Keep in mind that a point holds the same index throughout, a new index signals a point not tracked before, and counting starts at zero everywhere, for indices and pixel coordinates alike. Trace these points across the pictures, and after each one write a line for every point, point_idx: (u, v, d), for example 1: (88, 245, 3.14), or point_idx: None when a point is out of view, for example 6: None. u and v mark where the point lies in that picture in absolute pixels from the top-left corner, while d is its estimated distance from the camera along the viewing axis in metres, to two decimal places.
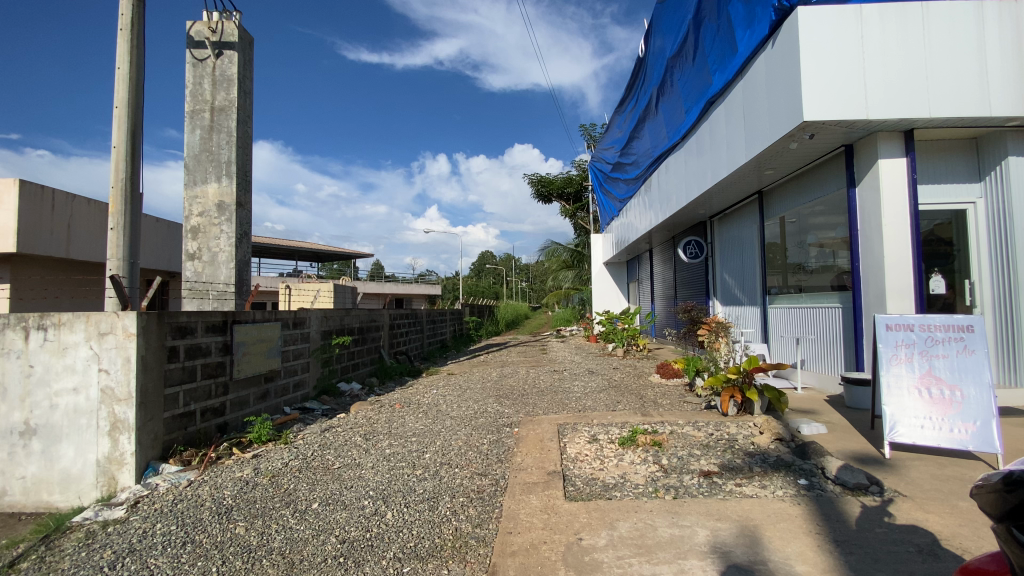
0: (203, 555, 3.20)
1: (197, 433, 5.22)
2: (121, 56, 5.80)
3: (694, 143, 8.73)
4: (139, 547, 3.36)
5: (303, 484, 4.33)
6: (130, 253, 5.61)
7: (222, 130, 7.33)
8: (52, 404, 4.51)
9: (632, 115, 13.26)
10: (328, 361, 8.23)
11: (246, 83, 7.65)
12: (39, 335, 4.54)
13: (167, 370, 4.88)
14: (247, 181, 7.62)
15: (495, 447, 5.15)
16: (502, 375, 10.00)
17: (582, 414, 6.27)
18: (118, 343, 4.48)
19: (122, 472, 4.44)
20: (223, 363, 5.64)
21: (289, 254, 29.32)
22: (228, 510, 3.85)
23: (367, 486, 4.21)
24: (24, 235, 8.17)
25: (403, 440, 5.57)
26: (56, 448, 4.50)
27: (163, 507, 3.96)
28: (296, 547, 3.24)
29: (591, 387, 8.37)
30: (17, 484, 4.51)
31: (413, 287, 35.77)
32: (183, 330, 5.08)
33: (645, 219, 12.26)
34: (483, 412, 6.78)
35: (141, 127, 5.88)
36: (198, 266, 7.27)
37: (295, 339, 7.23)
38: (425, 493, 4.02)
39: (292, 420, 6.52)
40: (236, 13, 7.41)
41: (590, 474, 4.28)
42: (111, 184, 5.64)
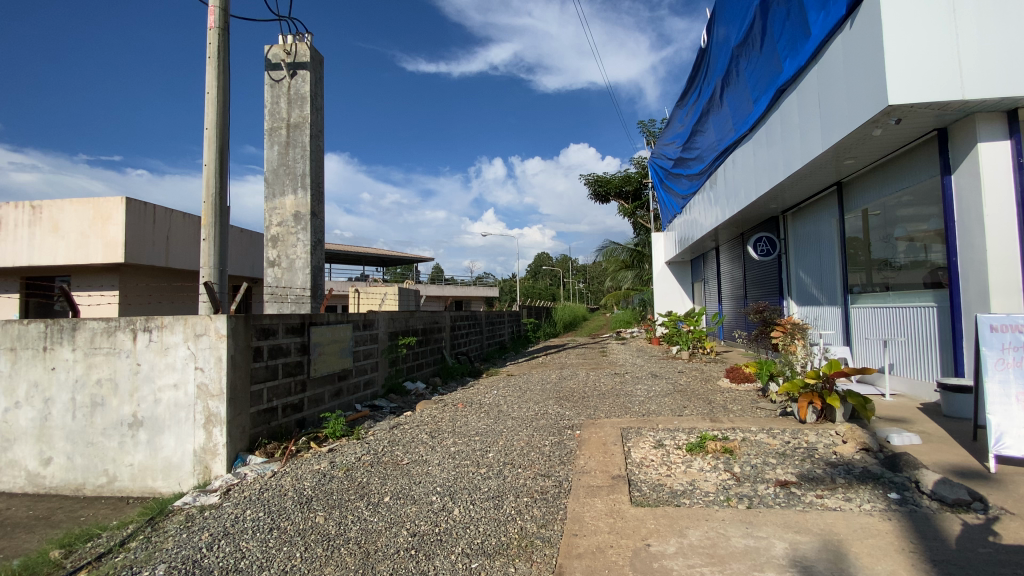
0: (288, 541, 3.44)
1: (279, 427, 5.61)
2: (210, 82, 6.37)
3: (764, 134, 8.27)
4: (232, 531, 3.66)
5: (374, 478, 4.53)
6: (220, 261, 6.12)
7: (297, 145, 7.84)
8: (156, 398, 5.02)
9: (695, 108, 12.80)
10: (395, 361, 8.58)
11: (318, 100, 8.14)
12: (145, 336, 5.07)
13: (253, 369, 5.29)
14: (320, 192, 8.10)
15: (557, 448, 5.16)
16: (562, 378, 9.96)
17: (647, 419, 6.11)
18: (211, 343, 4.91)
19: (215, 462, 4.85)
20: (301, 362, 6.03)
21: (356, 259, 30.83)
22: (309, 500, 4.11)
23: (434, 482, 4.34)
24: (130, 247, 9.13)
25: (467, 439, 5.69)
26: (159, 439, 5.00)
27: (251, 495, 4.30)
28: (371, 538, 3.40)
29: (655, 390, 8.14)
30: (126, 471, 5.05)
31: (472, 289, 36.46)
32: (267, 331, 5.49)
33: (711, 216, 11.75)
34: (543, 413, 6.79)
35: (227, 146, 6.41)
36: (278, 272, 7.83)
37: (365, 340, 7.59)
38: (490, 491, 4.09)
39: (363, 416, 6.84)
40: (308, 34, 7.93)
41: (657, 479, 4.17)
42: (204, 198, 6.18)
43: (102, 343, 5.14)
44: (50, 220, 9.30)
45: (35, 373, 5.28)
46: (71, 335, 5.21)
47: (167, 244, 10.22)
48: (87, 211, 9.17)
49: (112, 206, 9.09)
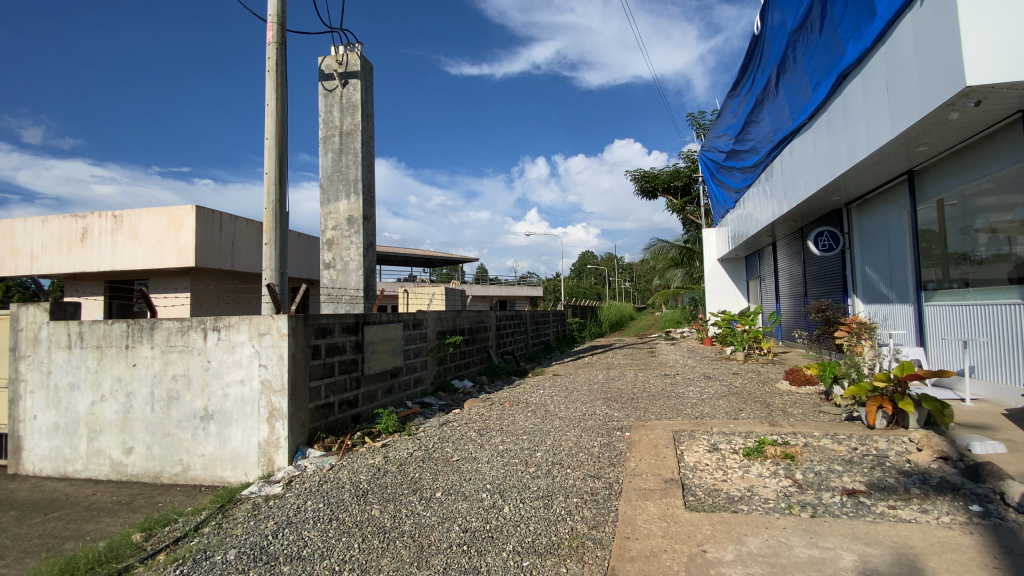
0: (347, 532, 3.58)
1: (336, 422, 5.86)
2: (269, 94, 6.72)
3: (824, 122, 7.83)
4: (295, 520, 3.85)
5: (426, 474, 4.65)
6: (281, 264, 6.44)
7: (349, 152, 8.14)
8: (224, 393, 5.35)
9: (748, 98, 12.29)
10: (443, 360, 8.75)
11: (368, 107, 8.43)
12: (214, 335, 5.42)
13: (312, 366, 5.55)
14: (371, 196, 8.38)
15: (606, 450, 5.10)
16: (610, 378, 9.80)
17: (700, 422, 5.92)
18: (274, 342, 5.19)
19: (278, 454, 5.13)
20: (356, 360, 6.27)
21: (404, 261, 31.64)
22: (366, 493, 4.27)
23: (484, 480, 4.39)
24: (200, 251, 9.79)
25: (515, 437, 5.72)
26: (228, 431, 5.33)
27: (311, 486, 4.52)
28: (425, 532, 3.49)
29: (708, 393, 7.87)
30: (199, 461, 5.41)
31: (516, 289, 36.56)
32: (324, 330, 5.74)
33: (766, 211, 11.23)
34: (591, 414, 6.73)
35: (286, 155, 6.74)
36: (333, 274, 8.16)
37: (414, 339, 7.78)
38: (539, 490, 4.09)
39: (414, 413, 7.02)
40: (358, 44, 8.23)
41: (711, 484, 4.04)
42: (266, 205, 6.53)
43: (176, 341, 5.54)
44: (130, 228, 10.09)
45: (120, 368, 5.74)
46: (150, 334, 5.64)
47: (233, 249, 10.87)
48: (162, 219, 9.89)
49: (184, 214, 9.76)
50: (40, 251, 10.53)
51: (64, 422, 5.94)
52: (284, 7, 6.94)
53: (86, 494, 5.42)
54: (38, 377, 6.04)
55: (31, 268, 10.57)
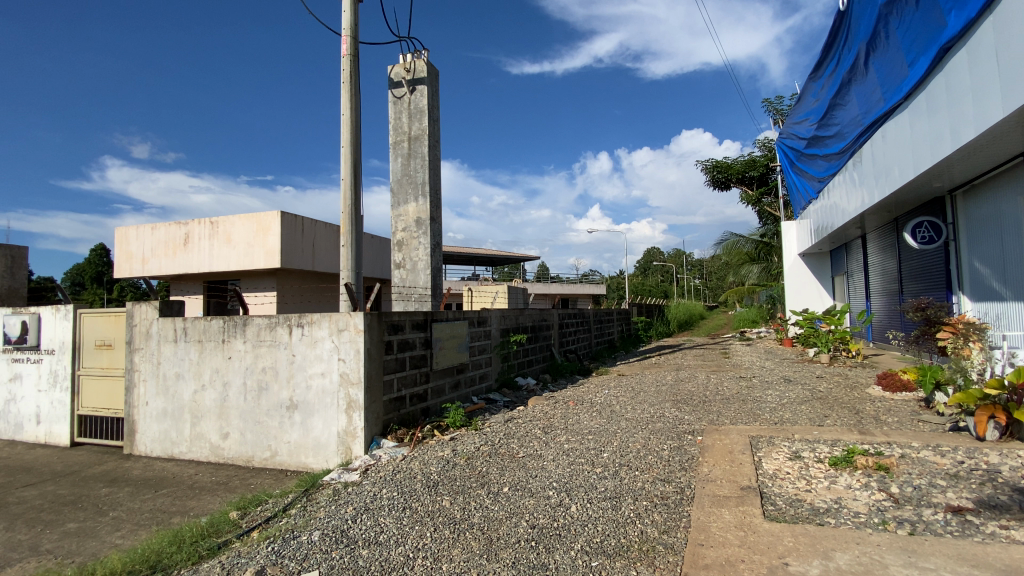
0: (420, 521, 3.73)
1: (407, 414, 6.13)
2: (344, 104, 7.11)
3: (923, 102, 7.09)
4: (372, 506, 4.07)
5: (493, 469, 4.74)
6: (356, 265, 6.81)
7: (417, 156, 8.44)
8: (307, 385, 5.75)
9: (834, 79, 11.37)
10: (507, 357, 8.86)
11: (434, 112, 8.69)
12: (298, 331, 5.83)
13: (386, 360, 5.83)
14: (438, 198, 8.64)
15: (677, 453, 4.94)
16: (678, 380, 9.46)
17: (780, 428, 5.57)
18: (351, 338, 5.52)
19: (355, 443, 5.44)
20: (425, 355, 6.52)
21: (468, 260, 32.33)
22: (436, 484, 4.42)
23: (550, 477, 4.41)
24: (284, 253, 10.58)
25: (581, 437, 5.69)
26: (311, 420, 5.71)
27: (385, 475, 4.75)
28: (494, 526, 3.56)
29: (788, 397, 7.39)
30: (285, 447, 5.86)
31: (579, 287, 36.20)
32: (396, 327, 6.01)
33: (855, 200, 10.33)
34: (660, 416, 6.54)
35: (360, 160, 7.11)
36: (403, 274, 8.51)
37: (479, 336, 7.95)
38: (607, 491, 4.05)
39: (480, 409, 7.17)
40: (424, 51, 8.52)
41: (793, 494, 3.80)
42: (342, 210, 6.93)
43: (266, 336, 6.02)
44: (224, 233, 11.06)
45: (217, 361, 6.33)
46: (243, 329, 6.17)
47: (313, 251, 11.62)
48: (252, 224, 10.79)
49: (270, 219, 10.57)
50: (151, 255, 11.81)
51: (171, 409, 6.63)
52: (356, 21, 7.31)
53: (189, 474, 6.03)
54: (150, 367, 6.78)
55: (143, 271, 11.87)
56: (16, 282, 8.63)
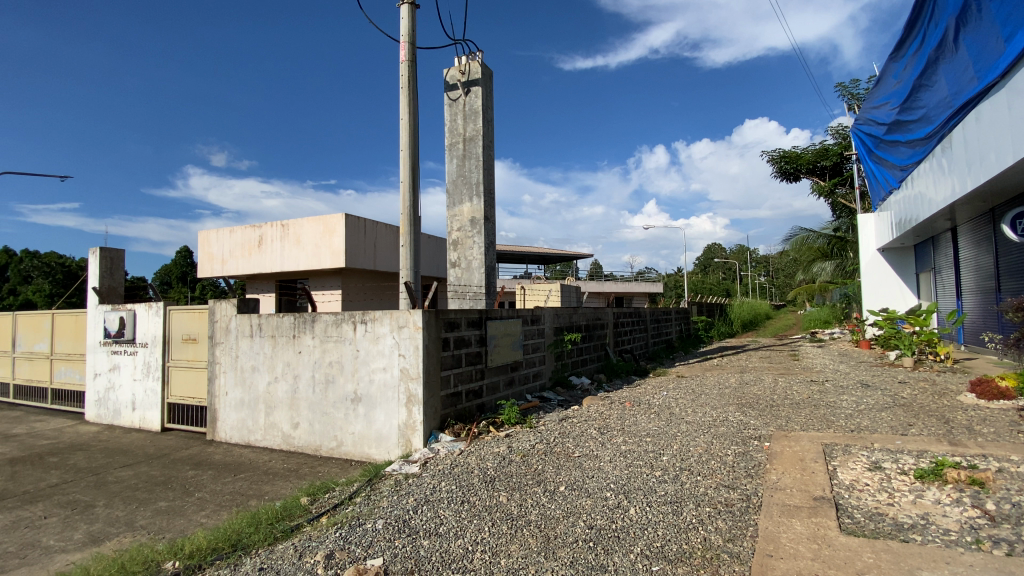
0: (478, 515, 3.80)
1: (463, 410, 6.27)
2: (403, 109, 7.35)
3: (1022, 79, 6.39)
4: (432, 498, 4.19)
5: (549, 467, 4.75)
6: (414, 264, 7.03)
7: (472, 156, 8.57)
8: (370, 378, 6.00)
9: (918, 58, 10.44)
10: (561, 356, 8.83)
11: (488, 112, 8.79)
12: (361, 327, 6.10)
13: (443, 357, 5.98)
14: (492, 197, 8.74)
15: (742, 459, 4.73)
16: (742, 382, 9.05)
17: (858, 436, 5.20)
18: (410, 334, 5.71)
19: (415, 436, 5.63)
20: (480, 353, 6.63)
21: (520, 258, 32.50)
22: (493, 480, 4.49)
23: (607, 479, 4.35)
24: (348, 254, 11.11)
25: (639, 439, 5.57)
26: (373, 413, 5.96)
27: (444, 468, 4.88)
28: (551, 524, 3.56)
29: (867, 403, 6.88)
30: (350, 438, 6.15)
31: (634, 286, 35.43)
32: (453, 324, 6.15)
33: (943, 190, 9.44)
34: (723, 420, 6.29)
35: (418, 162, 7.32)
36: (459, 272, 8.68)
37: (533, 334, 7.97)
38: (667, 495, 3.94)
39: (534, 406, 7.20)
40: (479, 52, 8.63)
41: (872, 507, 3.54)
42: (401, 211, 7.17)
43: (332, 332, 6.34)
44: (294, 235, 11.73)
45: (288, 355, 6.73)
46: (312, 325, 6.53)
47: (375, 251, 12.09)
48: (319, 226, 11.39)
49: (336, 221, 11.11)
50: (229, 256, 12.72)
51: (247, 399, 7.12)
52: (414, 27, 7.52)
53: (263, 460, 6.46)
54: (230, 360, 7.31)
55: (223, 271, 12.82)
56: (116, 282, 9.55)
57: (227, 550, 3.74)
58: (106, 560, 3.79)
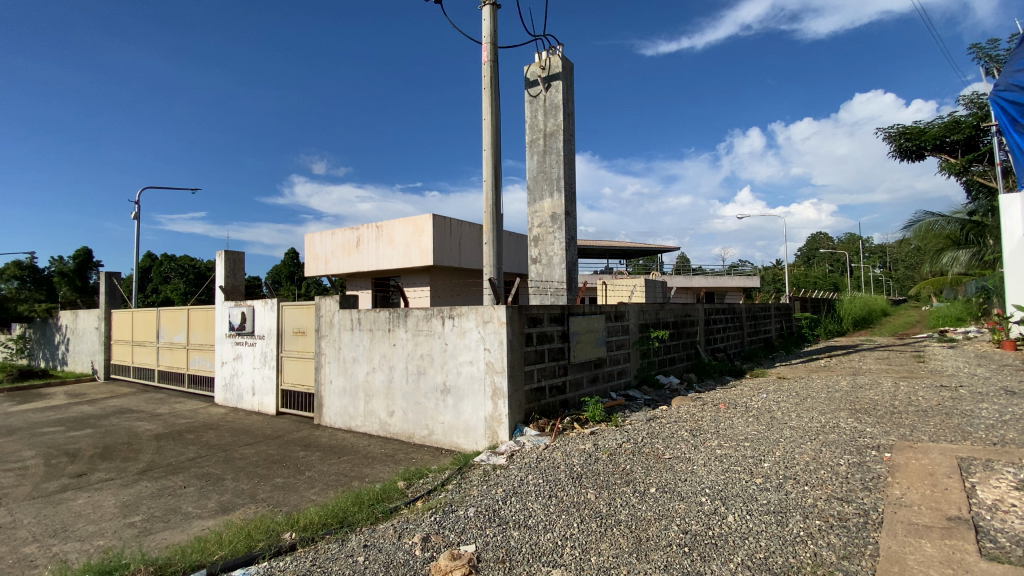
0: (567, 510, 3.81)
1: (547, 405, 6.32)
2: (485, 109, 7.50)
3: None
4: (520, 490, 4.27)
5: (638, 467, 4.63)
6: (497, 261, 7.16)
7: (552, 152, 8.55)
8: (458, 371, 6.22)
9: None
10: (647, 354, 8.56)
11: (569, 106, 8.71)
12: (449, 321, 6.34)
13: (526, 352, 6.06)
14: (573, 192, 8.67)
15: (856, 470, 4.29)
16: (855, 386, 8.18)
17: (1004, 450, 4.50)
18: (495, 329, 5.84)
19: (501, 429, 5.77)
20: (563, 348, 6.63)
21: (603, 253, 31.95)
22: (581, 476, 4.47)
23: (701, 483, 4.16)
24: (436, 252, 11.62)
25: (735, 443, 5.26)
26: (461, 404, 6.19)
27: (531, 462, 4.95)
28: (642, 526, 3.48)
29: (1015, 413, 5.93)
30: (440, 427, 6.43)
31: (727, 280, 33.43)
32: (535, 320, 6.19)
33: None
34: (833, 426, 5.74)
35: (500, 161, 7.44)
36: (539, 268, 8.71)
37: (618, 331, 7.81)
38: (770, 505, 3.69)
39: (620, 405, 7.06)
40: (559, 46, 8.57)
41: (1022, 532, 3.05)
42: (484, 209, 7.33)
43: (422, 326, 6.66)
44: (387, 235, 12.46)
45: (384, 347, 7.18)
46: (404, 319, 6.90)
47: (460, 249, 12.49)
48: (409, 226, 12.02)
49: (424, 221, 11.65)
50: (332, 256, 13.81)
51: (348, 387, 7.71)
52: (495, 27, 7.63)
53: (363, 444, 6.96)
54: (333, 351, 7.95)
55: (326, 270, 13.96)
56: (237, 281, 10.72)
57: (335, 526, 4.08)
58: (235, 526, 4.29)
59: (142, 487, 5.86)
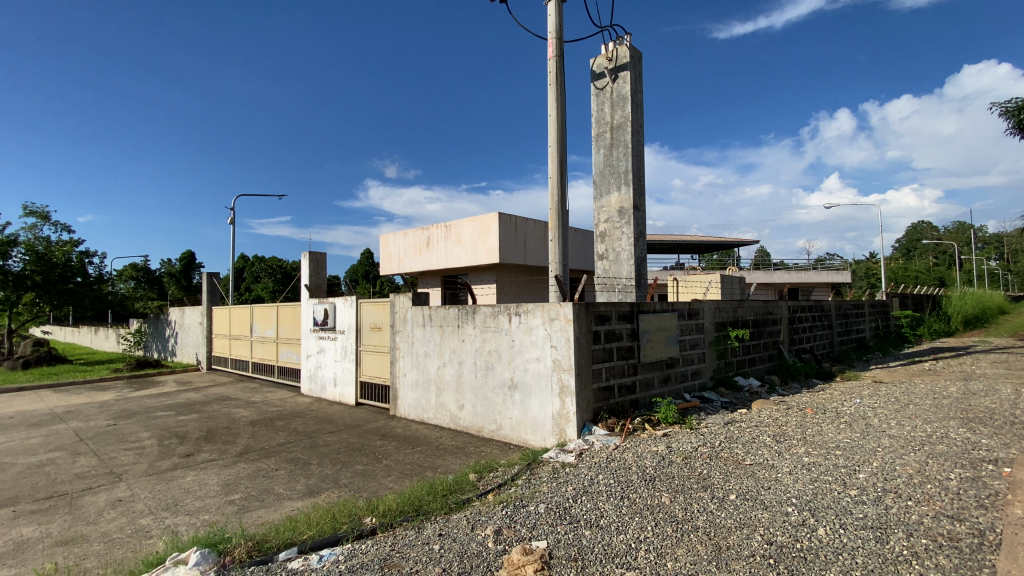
0: (640, 512, 3.72)
1: (617, 404, 6.20)
2: (551, 104, 7.46)
3: None
4: (591, 490, 4.22)
5: (716, 472, 4.42)
6: (563, 257, 7.12)
7: (620, 144, 8.35)
8: (525, 368, 6.26)
9: None
10: (724, 354, 8.15)
11: (637, 96, 8.46)
12: (516, 318, 6.39)
13: (594, 350, 5.98)
14: (642, 185, 8.42)
15: (969, 485, 3.83)
16: (968, 393, 7.31)
17: None
18: (562, 326, 5.81)
19: (569, 427, 5.74)
20: (633, 347, 6.47)
21: (673, 248, 30.82)
22: (654, 479, 4.34)
23: (787, 492, 3.90)
24: (502, 250, 11.76)
25: (825, 451, 4.87)
26: (529, 401, 6.22)
27: (601, 462, 4.87)
28: (721, 533, 3.32)
29: None
30: (508, 422, 6.51)
31: (812, 275, 31.05)
32: (603, 317, 6.09)
33: None
34: (940, 436, 5.17)
35: (565, 157, 7.38)
36: (607, 265, 8.56)
37: (691, 329, 7.49)
38: (866, 519, 3.39)
39: (694, 406, 6.78)
40: (626, 35, 8.34)
41: None
42: (550, 206, 7.31)
43: (490, 323, 6.77)
44: (455, 234, 12.78)
45: (453, 343, 7.38)
46: (472, 316, 7.04)
47: (526, 246, 12.54)
48: (475, 225, 12.24)
49: (491, 219, 11.82)
50: (403, 255, 14.39)
51: (420, 381, 8.00)
52: (561, 22, 7.57)
53: (435, 436, 7.20)
54: (406, 346, 8.29)
55: (399, 268, 14.58)
56: (319, 280, 11.46)
57: (412, 513, 4.25)
58: (321, 509, 4.60)
59: (241, 468, 6.43)
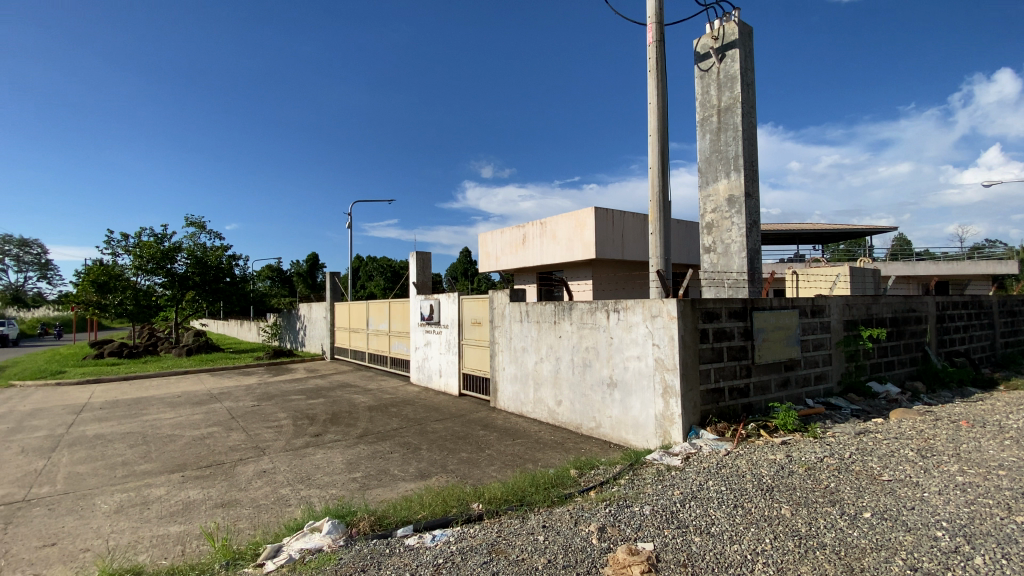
0: (755, 523, 3.49)
1: (727, 407, 5.84)
2: (651, 92, 7.19)
3: None
4: (699, 495, 4.04)
5: (846, 487, 3.99)
6: (665, 251, 6.85)
7: (729, 128, 7.81)
8: (625, 365, 6.13)
9: None
10: (855, 356, 7.29)
11: (748, 75, 7.85)
12: (615, 315, 6.28)
13: (701, 350, 5.67)
14: (754, 170, 7.80)
15: None
16: None
17: None
18: (665, 324, 5.60)
19: (673, 429, 5.52)
20: (745, 347, 6.04)
21: (790, 238, 28.12)
22: (771, 489, 4.03)
23: (936, 515, 3.41)
24: (599, 245, 11.60)
25: (986, 470, 4.18)
26: (629, 400, 6.09)
27: (710, 467, 4.63)
28: (853, 553, 3.01)
29: None
30: (608, 421, 6.43)
31: (967, 265, 26.51)
32: (711, 315, 5.76)
33: None
34: None
35: (666, 146, 7.08)
36: (714, 258, 8.08)
37: (815, 329, 6.80)
38: None
39: (818, 413, 6.17)
40: (735, 10, 7.76)
41: None
42: (651, 198, 7.06)
43: (588, 319, 6.72)
44: (551, 230, 12.84)
45: (551, 338, 7.44)
46: (570, 312, 7.04)
47: (624, 240, 12.23)
48: (571, 221, 12.19)
49: (587, 214, 11.70)
50: (501, 253, 14.78)
51: (520, 375, 8.18)
52: (661, 5, 7.26)
53: (535, 430, 7.34)
54: (506, 341, 8.52)
55: (497, 265, 15.02)
56: (426, 277, 12.17)
57: (516, 503, 4.39)
58: (432, 491, 4.92)
59: (361, 449, 7.09)
